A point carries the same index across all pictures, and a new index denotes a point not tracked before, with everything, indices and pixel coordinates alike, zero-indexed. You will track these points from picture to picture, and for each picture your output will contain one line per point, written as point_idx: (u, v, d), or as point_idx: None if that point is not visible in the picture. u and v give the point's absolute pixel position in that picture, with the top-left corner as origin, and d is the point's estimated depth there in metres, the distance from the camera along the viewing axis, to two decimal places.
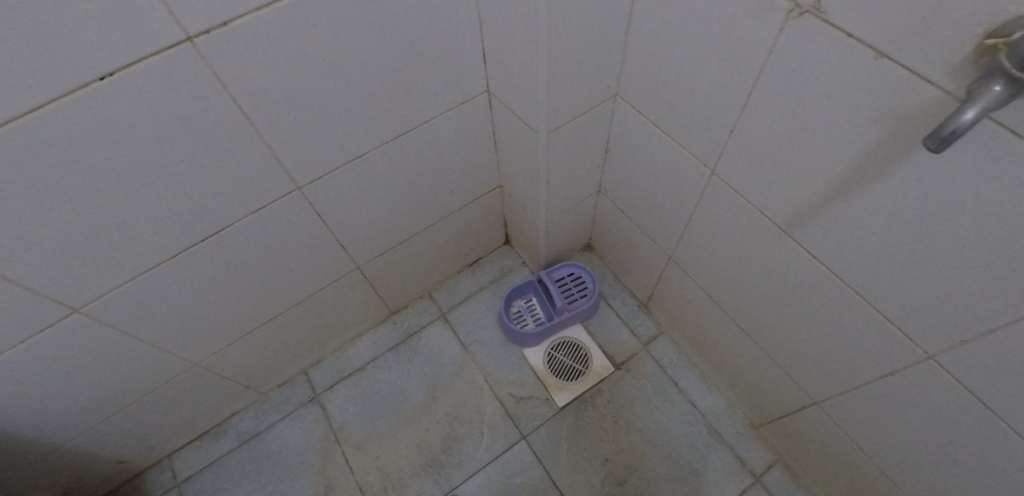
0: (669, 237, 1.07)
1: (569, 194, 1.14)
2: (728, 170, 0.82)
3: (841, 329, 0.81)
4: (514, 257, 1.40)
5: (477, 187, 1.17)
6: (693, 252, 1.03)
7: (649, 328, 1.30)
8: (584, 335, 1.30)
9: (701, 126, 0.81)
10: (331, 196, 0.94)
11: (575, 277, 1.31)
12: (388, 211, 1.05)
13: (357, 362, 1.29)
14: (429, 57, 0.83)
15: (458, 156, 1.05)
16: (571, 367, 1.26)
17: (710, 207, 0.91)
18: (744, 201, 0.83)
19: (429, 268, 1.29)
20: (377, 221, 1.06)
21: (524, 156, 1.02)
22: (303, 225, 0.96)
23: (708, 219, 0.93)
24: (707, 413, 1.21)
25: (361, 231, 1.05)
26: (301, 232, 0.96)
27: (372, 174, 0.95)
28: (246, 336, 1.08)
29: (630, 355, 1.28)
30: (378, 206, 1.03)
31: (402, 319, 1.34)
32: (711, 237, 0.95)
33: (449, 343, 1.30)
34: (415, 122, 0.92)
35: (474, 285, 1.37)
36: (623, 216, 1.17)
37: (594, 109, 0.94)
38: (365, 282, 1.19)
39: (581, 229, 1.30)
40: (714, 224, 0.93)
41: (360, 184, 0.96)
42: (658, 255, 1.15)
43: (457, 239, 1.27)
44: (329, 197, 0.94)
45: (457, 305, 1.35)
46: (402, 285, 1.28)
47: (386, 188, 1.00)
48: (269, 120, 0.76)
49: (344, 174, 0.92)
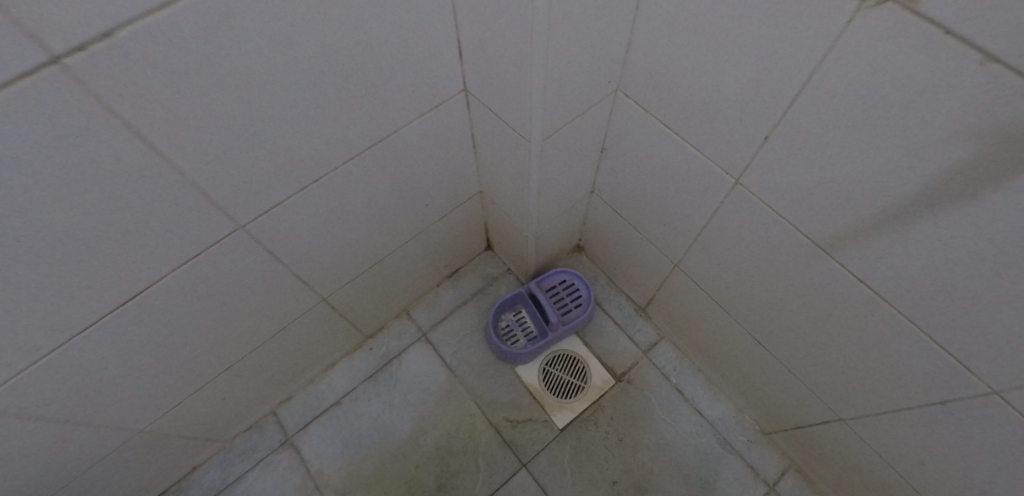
0: (675, 244, 0.96)
1: (560, 199, 1.01)
2: (757, 179, 0.70)
3: (884, 353, 0.72)
4: (497, 264, 1.27)
5: (454, 196, 1.02)
6: (704, 262, 0.92)
7: (648, 333, 1.20)
8: (581, 346, 1.19)
9: (725, 129, 0.68)
10: (284, 229, 0.78)
11: (568, 284, 1.18)
12: (354, 235, 0.90)
13: (332, 396, 1.16)
14: (394, 55, 0.66)
15: (434, 166, 0.90)
16: (569, 384, 1.16)
17: (729, 218, 0.79)
18: (776, 214, 0.72)
19: (405, 286, 1.15)
20: (342, 248, 0.90)
21: (513, 164, 0.88)
22: (253, 265, 0.80)
23: (726, 230, 0.82)
24: (716, 422, 1.13)
25: (324, 261, 0.90)
26: (252, 272, 0.81)
27: (332, 197, 0.79)
28: (199, 390, 0.94)
29: (631, 365, 1.17)
30: (341, 232, 0.87)
31: (378, 343, 1.20)
32: (727, 248, 0.85)
33: (433, 366, 1.18)
34: (381, 133, 0.76)
35: (456, 298, 1.24)
36: (621, 220, 1.04)
37: (592, 108, 0.80)
38: (332, 311, 1.04)
39: (571, 232, 1.17)
40: (734, 236, 0.82)
41: (320, 210, 0.80)
42: (661, 262, 1.03)
43: (434, 252, 1.13)
44: (282, 230, 0.78)
45: (439, 323, 1.22)
46: (375, 308, 1.14)
47: (350, 211, 0.85)
48: (192, 153, 0.59)
49: (298, 201, 0.75)
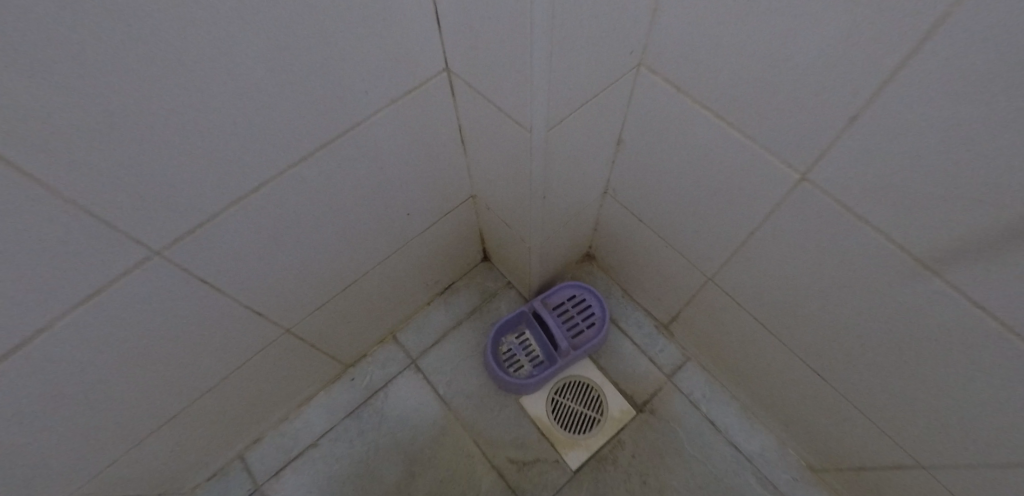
0: (709, 256, 0.79)
1: (568, 203, 0.84)
2: (833, 178, 0.53)
3: (999, 397, 0.55)
4: (496, 277, 1.10)
5: (440, 202, 0.85)
6: (746, 278, 0.75)
7: (673, 354, 1.03)
8: (594, 371, 1.02)
9: (792, 112, 0.51)
10: (222, 254, 0.61)
11: (578, 300, 1.01)
12: (316, 254, 0.73)
13: (308, 436, 1.01)
14: (349, 24, 0.48)
15: (413, 168, 0.73)
16: (582, 416, 0.99)
17: (786, 227, 0.62)
18: (865, 222, 0.53)
19: (388, 308, 0.99)
20: (302, 270, 0.74)
21: (512, 162, 0.71)
22: (187, 302, 0.63)
23: (781, 241, 0.65)
24: (756, 459, 0.96)
25: (279, 287, 0.73)
26: (187, 309, 0.64)
27: (281, 211, 0.62)
28: (139, 444, 0.78)
29: (653, 392, 1.01)
30: (298, 252, 0.70)
31: (361, 373, 1.04)
32: (778, 262, 0.68)
33: (424, 399, 1.02)
34: (337, 128, 0.58)
35: (448, 318, 1.08)
36: (641, 225, 0.87)
37: (608, 88, 0.63)
38: (300, 343, 0.87)
39: (580, 240, 1.00)
40: (790, 249, 0.64)
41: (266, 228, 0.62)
42: (689, 275, 0.86)
43: (420, 269, 0.96)
44: (220, 256, 0.61)
45: (430, 347, 1.06)
46: (354, 335, 0.97)
47: (306, 227, 0.67)
48: (61, 163, 0.41)
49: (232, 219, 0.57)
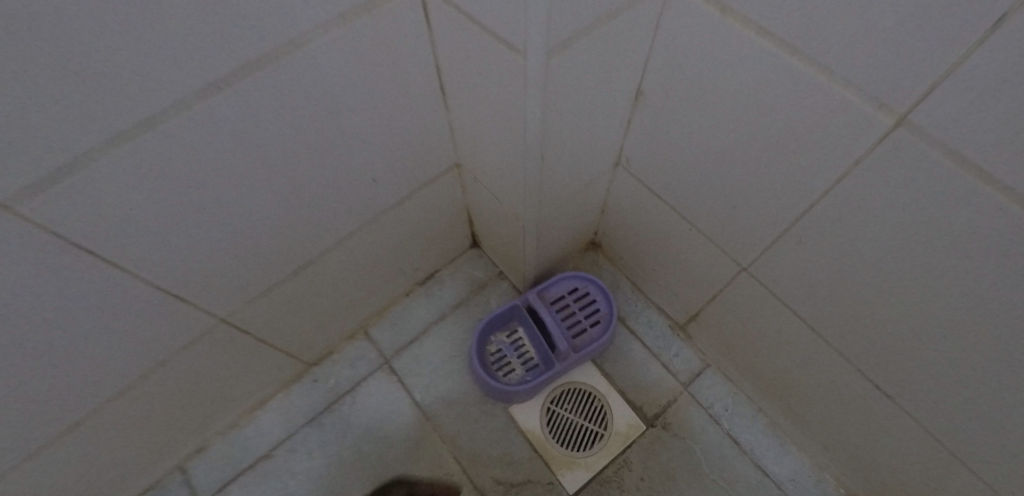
0: (746, 241, 0.63)
1: (572, 174, 0.69)
2: (949, 130, 0.37)
3: None
4: (486, 265, 0.95)
5: (418, 172, 0.70)
6: (791, 270, 0.60)
7: (690, 360, 0.88)
8: (598, 377, 0.88)
9: (887, 31, 0.35)
10: (117, 225, 0.45)
11: (581, 294, 0.86)
12: (254, 230, 0.58)
13: (261, 446, 0.86)
14: None
15: (381, 126, 0.57)
16: (582, 431, 0.85)
17: (861, 201, 0.47)
18: (1003, 195, 0.37)
19: (356, 299, 0.84)
20: (236, 249, 0.58)
21: (499, 117, 0.56)
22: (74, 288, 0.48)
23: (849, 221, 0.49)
24: (786, 486, 0.81)
25: (207, 271, 0.58)
26: (76, 298, 0.49)
27: (192, 170, 0.46)
28: (37, 458, 0.63)
29: (666, 404, 0.86)
30: (228, 227, 0.55)
31: (325, 374, 0.90)
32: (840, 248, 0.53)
33: (397, 406, 0.87)
34: (264, 54, 0.41)
35: (429, 312, 0.93)
36: (659, 203, 0.72)
37: (628, 11, 0.47)
38: (244, 338, 0.72)
39: (584, 223, 0.85)
40: (862, 231, 0.49)
41: (175, 193, 0.46)
42: (717, 267, 0.70)
43: (394, 254, 0.81)
44: (114, 229, 0.45)
45: (407, 346, 0.91)
46: (314, 330, 0.83)
47: (236, 194, 0.52)
48: None
49: (114, 178, 0.41)
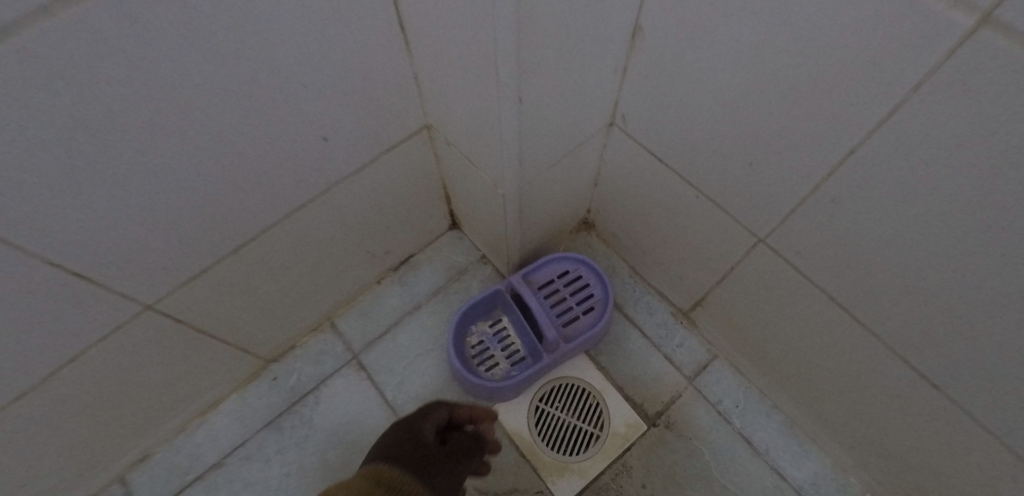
0: (763, 207, 0.54)
1: (559, 135, 0.59)
2: None
3: None
4: (467, 248, 0.86)
5: (381, 134, 0.60)
6: (819, 239, 0.51)
7: (695, 351, 0.79)
8: (592, 372, 0.78)
9: None
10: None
11: (572, 278, 0.76)
12: (176, 197, 0.48)
13: (213, 453, 0.76)
14: None
15: (329, 70, 0.48)
16: (575, 432, 0.75)
17: (919, 141, 0.37)
18: None
19: (318, 286, 0.74)
20: (156, 221, 0.48)
21: (468, 57, 0.46)
22: None
23: (899, 170, 0.40)
24: (807, 492, 0.71)
25: (119, 246, 0.48)
26: None
27: (67, 109, 0.35)
28: None
29: (670, 401, 0.76)
30: (139, 191, 0.45)
31: (286, 371, 0.80)
32: (884, 207, 0.43)
33: (367, 406, 0.78)
34: None
35: (404, 301, 0.83)
36: (661, 168, 0.62)
37: None
38: (182, 330, 0.62)
39: (575, 198, 0.76)
40: (918, 182, 0.39)
41: (52, 143, 0.36)
42: (728, 241, 0.61)
43: (359, 234, 0.71)
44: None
45: (378, 338, 0.81)
46: (270, 321, 0.73)
47: (141, 147, 0.41)
48: None
49: None
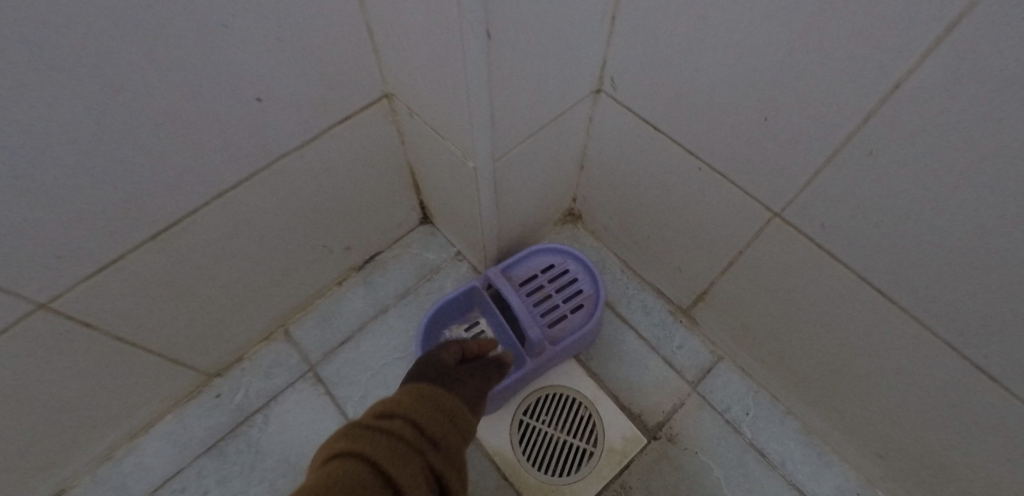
0: (776, 177, 0.46)
1: (540, 102, 0.51)
2: None
3: None
4: (440, 244, 0.77)
5: (334, 103, 0.52)
6: (846, 207, 0.43)
7: (697, 353, 0.70)
8: (583, 379, 0.69)
9: None
10: None
11: (557, 273, 0.68)
12: (62, 168, 0.38)
13: (142, 487, 0.65)
14: None
15: (257, 13, 0.39)
16: (566, 449, 0.65)
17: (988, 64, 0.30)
18: None
19: (267, 286, 0.64)
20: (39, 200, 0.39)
21: None
22: None
23: (960, 105, 0.32)
24: None
25: None
26: None
27: None
28: None
29: (671, 410, 0.67)
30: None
31: (232, 387, 0.69)
32: (931, 163, 0.36)
33: (326, 425, 0.67)
34: None
35: (369, 304, 0.74)
36: (656, 141, 0.55)
37: None
38: (95, 340, 0.52)
39: (559, 182, 0.68)
40: (988, 118, 0.31)
41: None
42: (735, 221, 0.53)
43: (313, 224, 0.62)
44: None
45: (340, 347, 0.71)
46: (208, 328, 0.62)
47: None
48: None
49: None
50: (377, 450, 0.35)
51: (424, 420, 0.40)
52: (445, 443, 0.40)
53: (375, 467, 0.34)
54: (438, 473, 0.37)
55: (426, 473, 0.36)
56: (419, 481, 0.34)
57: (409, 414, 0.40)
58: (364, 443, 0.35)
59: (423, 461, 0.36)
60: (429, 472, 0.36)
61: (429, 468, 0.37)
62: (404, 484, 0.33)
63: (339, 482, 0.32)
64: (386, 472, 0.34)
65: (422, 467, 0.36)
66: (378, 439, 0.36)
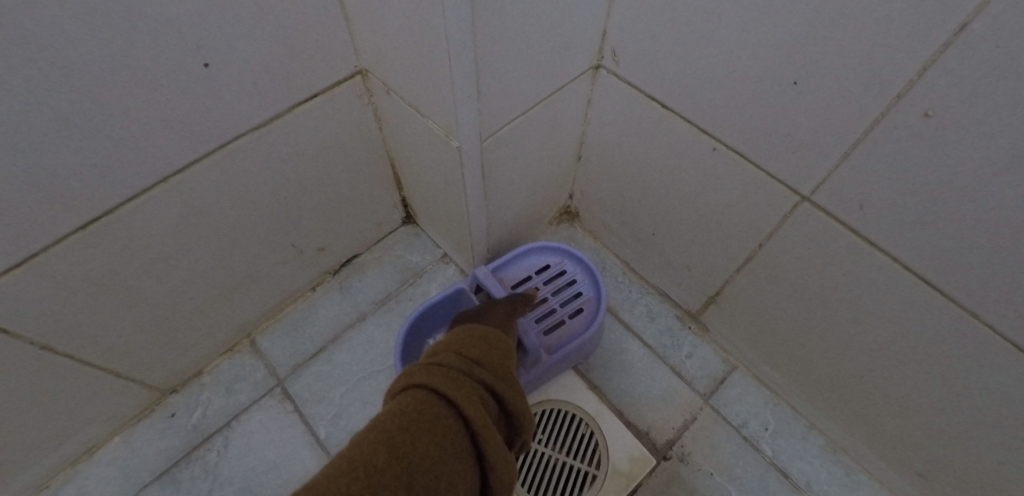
0: (799, 158, 0.41)
1: (535, 79, 0.46)
2: None
3: None
4: (425, 245, 0.71)
5: (301, 82, 0.46)
6: (888, 186, 0.37)
7: (707, 362, 0.64)
8: (583, 391, 0.62)
9: None
10: None
11: (553, 276, 0.62)
12: None
13: None
14: None
15: None
16: (567, 472, 0.58)
17: None
18: None
19: (230, 289, 0.57)
20: None
21: None
22: None
23: None
24: None
25: None
26: None
27: None
28: None
29: (681, 426, 0.60)
30: None
31: (189, 405, 0.62)
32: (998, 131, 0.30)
33: (294, 448, 0.60)
34: None
35: (346, 311, 0.67)
36: (661, 125, 0.49)
37: None
38: (20, 350, 0.44)
39: (555, 175, 0.62)
40: None
41: None
42: (753, 211, 0.48)
43: (281, 219, 0.56)
44: None
45: (312, 358, 0.64)
46: (158, 337, 0.55)
47: None
48: None
49: None
50: (431, 378, 0.31)
51: (465, 346, 0.35)
52: (490, 361, 0.35)
53: (433, 395, 0.30)
54: (494, 391, 0.33)
55: (482, 396, 0.32)
56: (477, 401, 0.30)
57: (451, 344, 0.35)
58: (419, 375, 0.31)
59: (476, 383, 0.32)
60: (485, 390, 0.32)
61: (484, 387, 0.33)
62: (462, 405, 0.30)
63: (398, 415, 0.28)
64: (444, 395, 0.30)
65: (477, 388, 0.32)
66: (429, 369, 0.32)
